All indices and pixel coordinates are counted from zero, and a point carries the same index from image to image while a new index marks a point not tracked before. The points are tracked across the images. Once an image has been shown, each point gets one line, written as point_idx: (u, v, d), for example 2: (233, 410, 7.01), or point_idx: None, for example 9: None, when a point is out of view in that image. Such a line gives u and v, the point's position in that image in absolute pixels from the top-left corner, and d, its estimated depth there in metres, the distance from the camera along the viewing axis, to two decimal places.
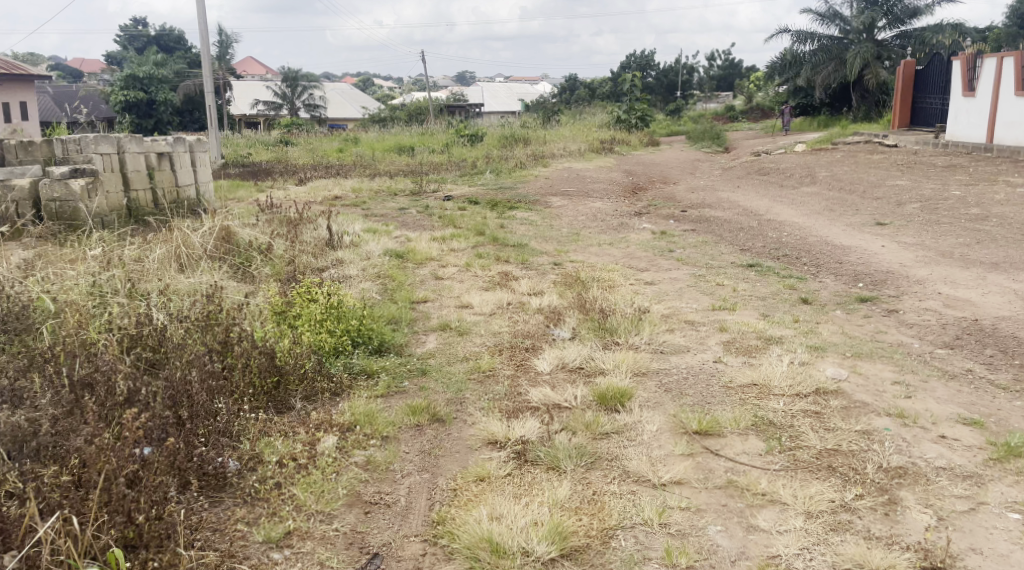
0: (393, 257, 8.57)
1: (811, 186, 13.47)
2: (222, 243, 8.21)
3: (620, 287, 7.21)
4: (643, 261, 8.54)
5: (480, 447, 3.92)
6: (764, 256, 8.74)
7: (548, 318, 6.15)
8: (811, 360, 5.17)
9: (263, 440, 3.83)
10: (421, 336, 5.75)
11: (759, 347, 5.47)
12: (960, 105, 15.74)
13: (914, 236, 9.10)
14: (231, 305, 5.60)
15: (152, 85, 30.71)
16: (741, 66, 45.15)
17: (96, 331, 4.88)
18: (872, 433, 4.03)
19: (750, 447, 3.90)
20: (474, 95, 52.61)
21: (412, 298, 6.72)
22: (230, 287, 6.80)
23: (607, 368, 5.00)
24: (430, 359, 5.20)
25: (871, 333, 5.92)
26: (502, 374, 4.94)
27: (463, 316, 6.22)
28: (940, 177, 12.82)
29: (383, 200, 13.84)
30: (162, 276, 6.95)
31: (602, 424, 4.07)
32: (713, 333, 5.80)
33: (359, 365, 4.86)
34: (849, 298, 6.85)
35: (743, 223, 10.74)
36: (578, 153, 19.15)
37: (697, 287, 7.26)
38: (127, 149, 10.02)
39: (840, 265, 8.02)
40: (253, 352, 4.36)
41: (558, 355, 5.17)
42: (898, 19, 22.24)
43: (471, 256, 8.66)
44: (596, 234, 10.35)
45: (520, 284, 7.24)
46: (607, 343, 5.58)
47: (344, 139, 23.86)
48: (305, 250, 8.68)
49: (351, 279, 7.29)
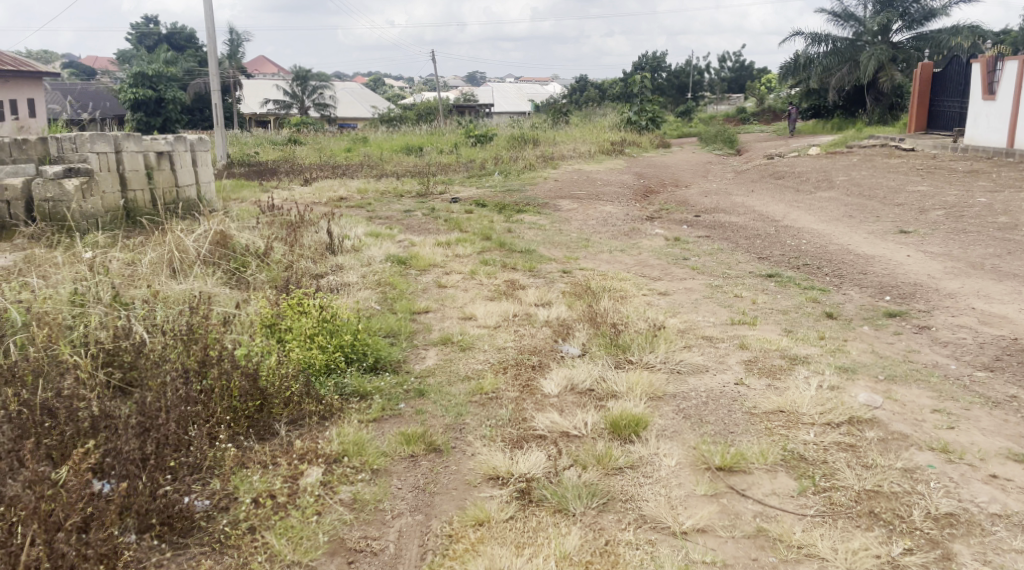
0: (395, 263, 8.20)
1: (829, 190, 13.04)
2: (217, 246, 7.85)
3: (632, 298, 6.83)
4: (657, 270, 8.14)
5: (479, 484, 3.54)
6: (783, 265, 8.34)
7: (556, 332, 5.77)
8: (841, 383, 4.78)
9: (240, 474, 3.48)
10: (421, 351, 5.38)
11: (784, 368, 5.08)
12: (980, 108, 15.25)
13: (941, 246, 8.68)
14: (217, 316, 5.23)
15: (160, 83, 30.39)
16: (753, 67, 44.63)
17: (69, 346, 4.56)
18: (915, 472, 3.64)
19: (779, 487, 3.52)
20: (484, 95, 52.31)
21: (412, 309, 6.36)
22: (222, 296, 6.44)
23: (621, 391, 4.61)
24: (428, 378, 4.82)
25: (903, 352, 5.52)
26: (506, 397, 4.56)
27: (466, 330, 5.84)
28: (963, 183, 12.38)
29: (389, 201, 13.49)
30: (150, 283, 6.60)
31: (615, 458, 3.69)
32: (733, 351, 5.41)
33: (350, 386, 4.49)
34: (876, 313, 6.44)
35: (759, 229, 10.34)
36: (589, 154, 18.74)
37: (714, 299, 6.87)
38: (125, 148, 9.70)
39: (864, 276, 7.61)
40: (233, 372, 3.98)
41: (566, 376, 4.78)
42: (915, 21, 21.70)
43: (476, 262, 8.30)
44: (607, 239, 9.96)
45: (526, 294, 6.85)
46: (619, 362, 5.20)
47: (352, 138, 23.54)
48: (304, 255, 8.31)
49: (349, 287, 6.94)
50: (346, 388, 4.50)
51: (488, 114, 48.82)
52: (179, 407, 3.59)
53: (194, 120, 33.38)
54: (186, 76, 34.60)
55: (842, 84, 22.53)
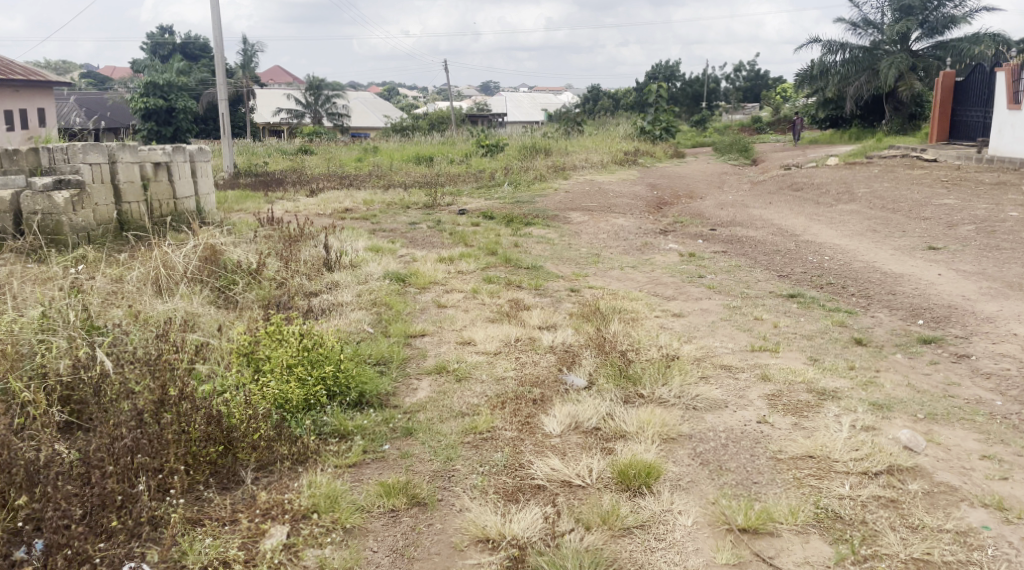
0: (394, 280, 7.77)
1: (850, 203, 12.54)
2: (206, 263, 7.42)
3: (644, 320, 6.38)
4: (670, 288, 7.67)
5: (466, 548, 3.15)
6: (804, 284, 7.88)
7: (561, 360, 5.34)
8: (876, 422, 4.31)
9: (190, 536, 3.07)
10: (413, 381, 4.94)
11: (811, 404, 4.60)
12: (1005, 118, 14.66)
13: (973, 264, 8.17)
14: (189, 343, 4.78)
15: (172, 93, 30.13)
16: (768, 76, 44.00)
17: (25, 377, 4.14)
18: (969, 535, 3.26)
19: (814, 556, 3.16)
20: (497, 104, 51.99)
21: (408, 331, 5.93)
22: (205, 319, 6.02)
23: (630, 432, 4.15)
24: (418, 415, 4.37)
25: (941, 386, 5.07)
26: (503, 437, 4.10)
27: (464, 356, 5.40)
28: (991, 196, 11.87)
29: (394, 213, 13.09)
30: (131, 304, 6.20)
31: (623, 515, 3.30)
32: (754, 383, 4.94)
33: (330, 423, 4.05)
34: (908, 339, 5.98)
35: (778, 244, 9.87)
36: (601, 164, 18.28)
37: (731, 322, 6.40)
38: (120, 159, 9.34)
39: (893, 296, 7.14)
40: (195, 412, 3.53)
41: (570, 412, 4.32)
42: (935, 29, 21.11)
43: (479, 280, 7.87)
44: (618, 255, 9.48)
45: (531, 315, 6.40)
46: (629, 396, 4.74)
47: (362, 148, 23.21)
48: (300, 271, 7.87)
49: (342, 309, 6.52)
50: (324, 426, 4.06)
51: (501, 124, 48.46)
52: (126, 458, 3.16)
53: (207, 130, 33.16)
54: (199, 85, 34.37)
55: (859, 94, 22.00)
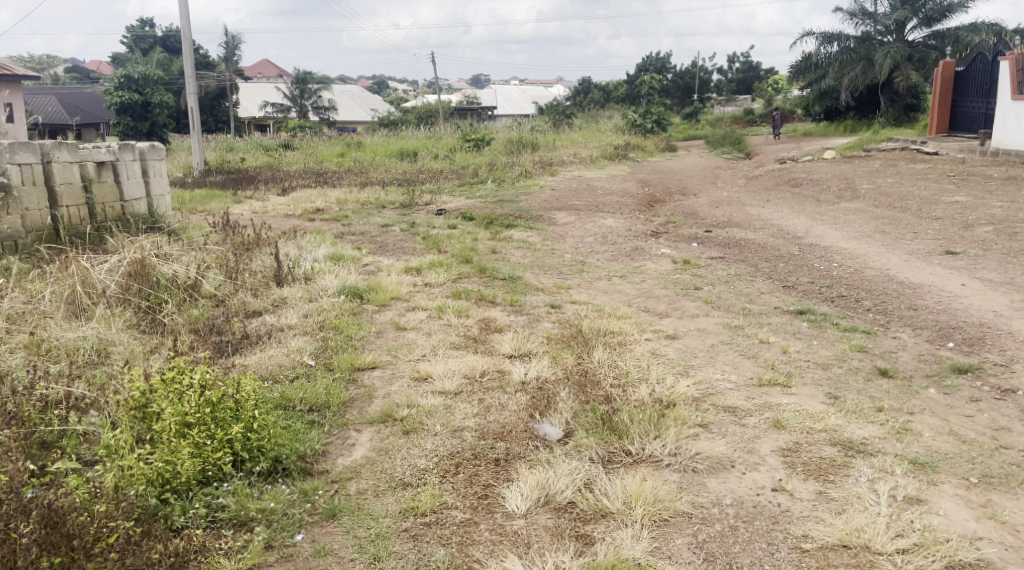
0: (348, 294, 6.85)
1: (853, 200, 11.68)
2: (133, 279, 6.43)
3: (633, 345, 5.49)
4: (664, 304, 6.77)
5: None
6: (813, 297, 7.01)
7: (533, 400, 4.43)
8: (921, 490, 3.45)
9: None
10: (349, 434, 4.04)
11: (837, 463, 3.71)
12: (1008, 109, 13.67)
13: (997, 272, 7.31)
14: (64, 394, 3.88)
15: (147, 86, 28.85)
16: (760, 68, 43.13)
17: None
18: None
19: None
20: (487, 98, 51.06)
21: (353, 363, 5.01)
22: (117, 349, 5.11)
23: (614, 510, 3.30)
24: (349, 485, 3.50)
25: (988, 433, 4.20)
26: (451, 521, 3.26)
27: (417, 397, 4.49)
28: (1004, 192, 11.04)
29: (367, 214, 12.17)
30: (33, 331, 5.27)
31: None
32: (767, 432, 4.05)
33: (228, 507, 3.23)
34: (939, 368, 5.11)
35: (778, 248, 9.01)
36: (591, 159, 17.37)
37: (734, 347, 5.50)
38: (54, 158, 8.21)
39: (915, 312, 6.28)
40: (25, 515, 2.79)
41: (539, 481, 3.44)
42: (932, 18, 20.16)
43: (448, 294, 6.98)
44: (605, 262, 8.59)
45: (501, 341, 5.49)
46: (612, 454, 3.86)
47: (346, 143, 22.16)
48: (245, 285, 6.91)
49: (283, 335, 5.61)
50: (220, 509, 3.25)
51: (490, 117, 47.42)
52: None
53: None
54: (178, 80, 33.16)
55: (855, 85, 21.12)
